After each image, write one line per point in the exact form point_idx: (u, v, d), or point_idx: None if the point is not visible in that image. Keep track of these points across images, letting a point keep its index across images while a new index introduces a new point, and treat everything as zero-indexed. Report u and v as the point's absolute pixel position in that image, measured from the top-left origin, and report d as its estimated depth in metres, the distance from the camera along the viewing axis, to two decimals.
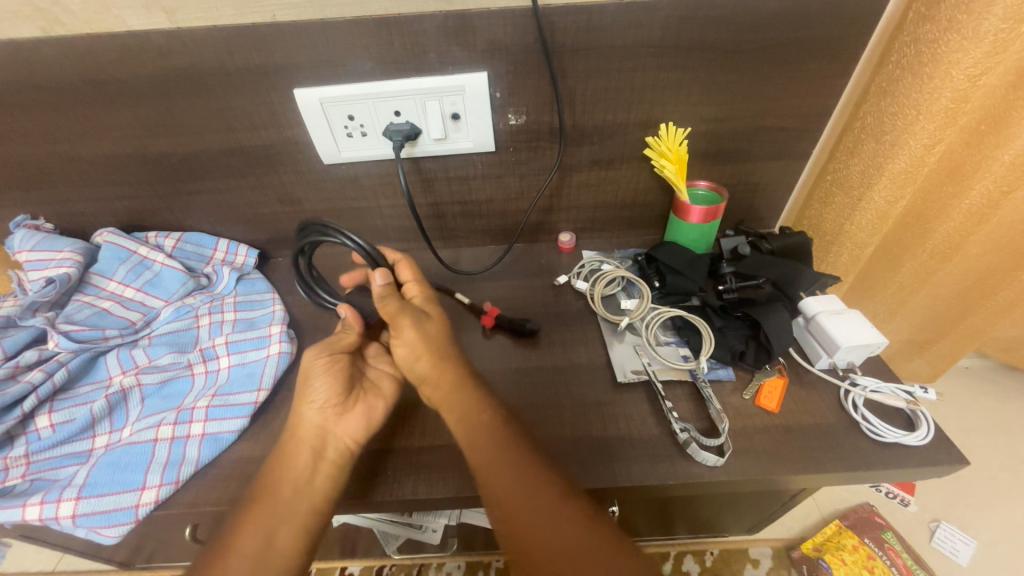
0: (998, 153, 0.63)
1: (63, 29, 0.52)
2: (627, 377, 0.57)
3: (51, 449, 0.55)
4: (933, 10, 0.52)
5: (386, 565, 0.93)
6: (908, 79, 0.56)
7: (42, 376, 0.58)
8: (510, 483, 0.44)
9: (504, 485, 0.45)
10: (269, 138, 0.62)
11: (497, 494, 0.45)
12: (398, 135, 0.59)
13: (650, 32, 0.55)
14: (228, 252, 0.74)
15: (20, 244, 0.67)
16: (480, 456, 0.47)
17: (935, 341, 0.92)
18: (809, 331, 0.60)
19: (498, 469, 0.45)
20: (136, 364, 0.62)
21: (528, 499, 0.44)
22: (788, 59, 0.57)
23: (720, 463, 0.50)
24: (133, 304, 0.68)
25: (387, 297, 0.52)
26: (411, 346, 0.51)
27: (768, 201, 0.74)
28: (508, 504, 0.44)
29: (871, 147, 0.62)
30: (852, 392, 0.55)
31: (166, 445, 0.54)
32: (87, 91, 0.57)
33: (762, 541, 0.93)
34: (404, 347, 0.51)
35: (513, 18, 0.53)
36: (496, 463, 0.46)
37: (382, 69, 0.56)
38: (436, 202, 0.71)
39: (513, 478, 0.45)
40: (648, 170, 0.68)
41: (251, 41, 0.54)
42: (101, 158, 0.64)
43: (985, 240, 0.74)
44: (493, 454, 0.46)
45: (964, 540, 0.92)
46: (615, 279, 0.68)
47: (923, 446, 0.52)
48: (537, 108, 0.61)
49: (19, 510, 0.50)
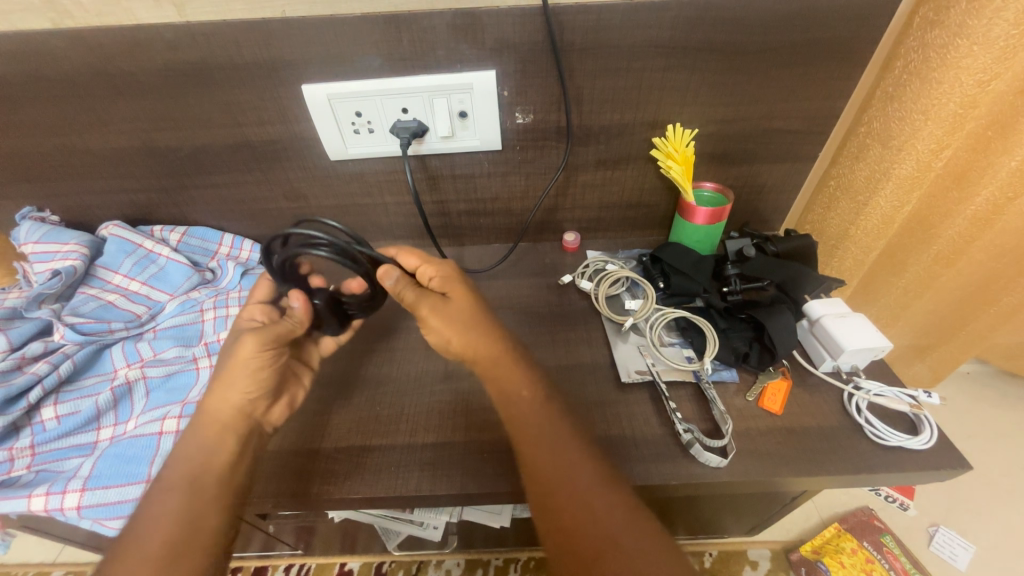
0: (1003, 159, 0.64)
1: (73, 20, 0.52)
2: (630, 377, 0.58)
3: (57, 440, 0.55)
4: (941, 15, 0.52)
5: (385, 561, 0.94)
6: (915, 84, 0.56)
7: (48, 368, 0.58)
8: (551, 462, 0.44)
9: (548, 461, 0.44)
10: (276, 133, 0.62)
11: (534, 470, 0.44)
12: (406, 132, 0.59)
13: (658, 32, 0.55)
14: (233, 246, 0.74)
15: (26, 236, 0.67)
16: (523, 433, 0.46)
17: (938, 346, 0.92)
18: (813, 333, 0.60)
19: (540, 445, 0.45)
20: (141, 358, 0.62)
21: (563, 481, 0.43)
22: (794, 63, 0.58)
23: (723, 464, 0.50)
24: (139, 297, 0.68)
25: (402, 289, 0.50)
26: (439, 331, 0.50)
27: (773, 203, 0.74)
28: (544, 482, 0.44)
29: (877, 152, 0.62)
30: (856, 395, 0.55)
31: (170, 438, 0.54)
32: (96, 84, 0.57)
33: (761, 543, 0.93)
34: (434, 335, 0.51)
35: (523, 17, 0.53)
36: (541, 441, 0.45)
37: (389, 66, 0.56)
38: (441, 200, 0.71)
39: (552, 463, 0.44)
40: (654, 171, 0.68)
41: (260, 36, 0.54)
42: (108, 151, 0.64)
43: (990, 245, 0.74)
44: (538, 433, 0.46)
45: (963, 545, 0.92)
46: (619, 279, 0.68)
47: (927, 450, 0.52)
48: (544, 107, 0.61)
49: (24, 500, 0.50)
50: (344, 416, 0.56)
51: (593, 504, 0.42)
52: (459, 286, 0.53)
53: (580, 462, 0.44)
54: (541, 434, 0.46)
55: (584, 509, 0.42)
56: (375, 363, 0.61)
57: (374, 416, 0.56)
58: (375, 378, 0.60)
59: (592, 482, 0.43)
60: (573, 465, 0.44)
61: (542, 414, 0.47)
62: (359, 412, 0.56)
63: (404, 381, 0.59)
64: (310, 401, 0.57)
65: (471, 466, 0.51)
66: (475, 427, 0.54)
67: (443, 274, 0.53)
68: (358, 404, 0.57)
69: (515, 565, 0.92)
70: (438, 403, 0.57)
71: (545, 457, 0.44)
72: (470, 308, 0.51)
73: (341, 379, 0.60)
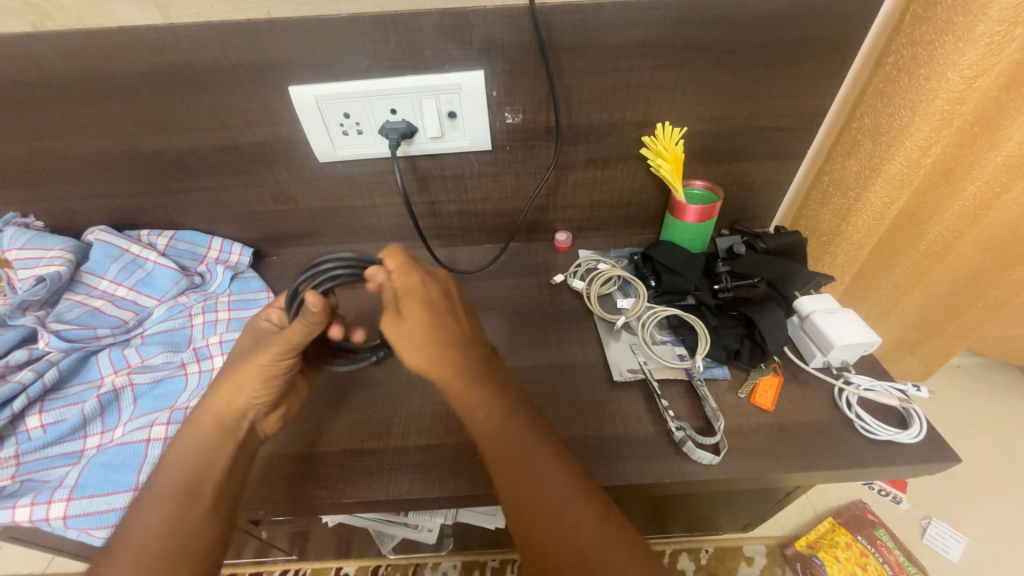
0: (990, 154, 0.64)
1: (53, 23, 0.51)
2: (623, 376, 0.58)
3: (42, 449, 0.55)
4: (929, 12, 0.53)
5: (381, 564, 0.93)
6: (904, 81, 0.57)
7: (33, 376, 0.57)
8: (526, 478, 0.43)
9: (526, 472, 0.43)
10: (263, 136, 0.62)
11: (510, 481, 0.43)
12: (394, 133, 0.59)
13: (646, 31, 0.55)
14: (222, 250, 0.73)
15: (8, 243, 0.66)
16: (494, 449, 0.45)
17: (928, 340, 0.93)
18: (804, 330, 0.60)
19: (517, 456, 0.44)
20: (129, 364, 0.62)
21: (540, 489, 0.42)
22: (782, 61, 0.58)
23: (716, 461, 0.50)
24: (126, 303, 0.68)
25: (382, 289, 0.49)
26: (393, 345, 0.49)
27: (763, 200, 0.74)
28: (521, 489, 0.43)
29: (868, 148, 0.63)
30: (846, 390, 0.55)
31: (159, 445, 0.53)
32: (78, 87, 0.56)
33: (757, 539, 0.93)
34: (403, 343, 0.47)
35: (510, 16, 0.53)
36: (512, 455, 0.44)
37: (378, 67, 0.56)
38: (432, 200, 0.71)
39: (530, 475, 0.43)
40: (644, 169, 0.68)
41: (246, 38, 0.53)
42: (93, 155, 0.63)
43: (977, 239, 0.75)
44: (518, 443, 0.44)
45: (955, 537, 0.93)
46: (611, 278, 0.68)
47: (916, 444, 0.52)
48: (533, 107, 0.61)
49: (8, 511, 0.49)
50: (336, 420, 0.56)
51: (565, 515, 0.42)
52: (419, 301, 0.47)
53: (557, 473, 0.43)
54: (509, 451, 0.44)
55: (557, 520, 0.42)
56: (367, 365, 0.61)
57: (366, 419, 0.55)
58: (367, 380, 0.59)
59: (566, 495, 0.42)
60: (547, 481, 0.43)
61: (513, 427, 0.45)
62: (351, 416, 0.56)
63: (396, 383, 0.59)
64: (302, 404, 0.57)
65: (465, 468, 0.51)
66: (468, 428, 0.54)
67: (409, 286, 0.48)
68: (349, 407, 0.57)
69: (512, 566, 0.92)
70: (431, 405, 0.56)
71: (524, 465, 0.43)
72: (433, 327, 0.47)
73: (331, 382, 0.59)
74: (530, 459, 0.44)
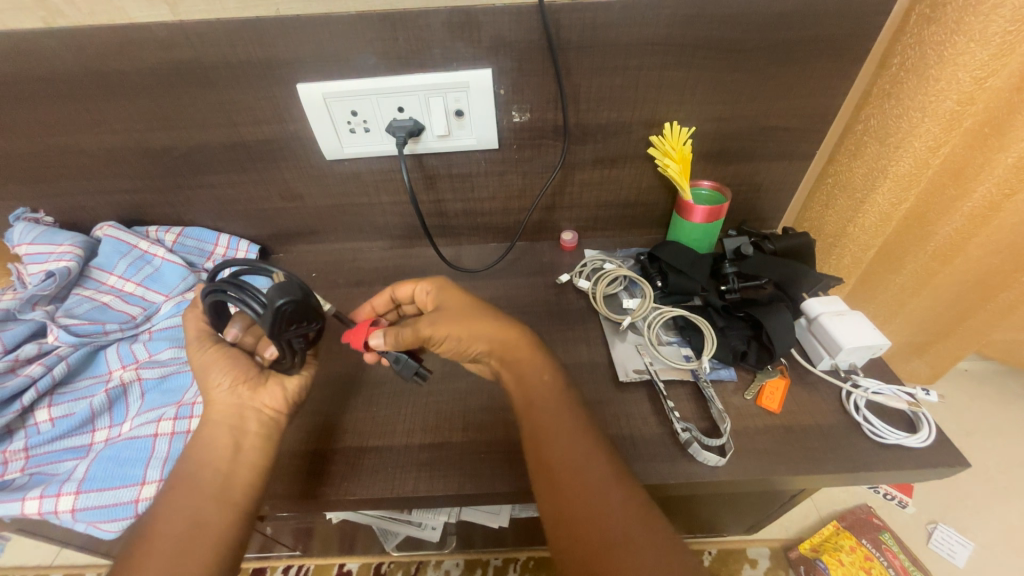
0: (1001, 155, 0.64)
1: (64, 20, 0.52)
2: (629, 376, 0.57)
3: (50, 442, 0.55)
4: (938, 12, 0.52)
5: (384, 562, 0.93)
6: (913, 81, 0.56)
7: (42, 370, 0.58)
8: (561, 455, 0.44)
9: (561, 453, 0.45)
10: (271, 133, 0.62)
11: (545, 459, 0.45)
12: (401, 131, 0.59)
13: (656, 30, 0.54)
14: (229, 247, 0.74)
15: (19, 238, 0.66)
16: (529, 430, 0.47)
17: (936, 343, 0.92)
18: (811, 332, 0.60)
19: (555, 434, 0.46)
20: (136, 359, 0.62)
21: (575, 467, 0.44)
22: (791, 61, 0.57)
23: (722, 463, 0.50)
24: (134, 298, 0.68)
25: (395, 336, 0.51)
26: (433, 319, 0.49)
27: (770, 201, 0.74)
28: (554, 467, 0.44)
29: (875, 149, 0.62)
30: (854, 393, 0.55)
31: (166, 440, 0.53)
32: (88, 83, 0.56)
33: (760, 542, 0.93)
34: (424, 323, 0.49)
35: (519, 15, 0.53)
36: (545, 437, 0.46)
37: (385, 64, 0.56)
38: (438, 199, 0.71)
39: (565, 453, 0.45)
40: (651, 169, 0.68)
41: (254, 35, 0.53)
42: (102, 151, 0.63)
43: (987, 241, 0.74)
44: (553, 423, 0.46)
45: (961, 542, 0.92)
46: (617, 277, 0.68)
47: (924, 448, 0.52)
48: (541, 105, 0.61)
49: (17, 503, 0.50)
50: (341, 417, 0.56)
51: (595, 495, 0.43)
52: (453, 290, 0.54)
53: (589, 456, 0.45)
54: (549, 428, 0.46)
55: (587, 499, 0.43)
56: (372, 363, 0.61)
57: (371, 417, 0.56)
58: (372, 377, 0.59)
59: (600, 477, 0.43)
60: (580, 460, 0.44)
61: (540, 411, 0.47)
62: (356, 414, 0.56)
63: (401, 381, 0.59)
64: (308, 401, 0.57)
65: (470, 466, 0.51)
66: (473, 427, 0.54)
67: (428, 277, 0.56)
68: (355, 405, 0.57)
69: (515, 565, 0.92)
70: (437, 403, 0.56)
71: (559, 443, 0.45)
72: (461, 304, 0.53)
73: (337, 380, 0.59)
74: (567, 438, 0.45)
